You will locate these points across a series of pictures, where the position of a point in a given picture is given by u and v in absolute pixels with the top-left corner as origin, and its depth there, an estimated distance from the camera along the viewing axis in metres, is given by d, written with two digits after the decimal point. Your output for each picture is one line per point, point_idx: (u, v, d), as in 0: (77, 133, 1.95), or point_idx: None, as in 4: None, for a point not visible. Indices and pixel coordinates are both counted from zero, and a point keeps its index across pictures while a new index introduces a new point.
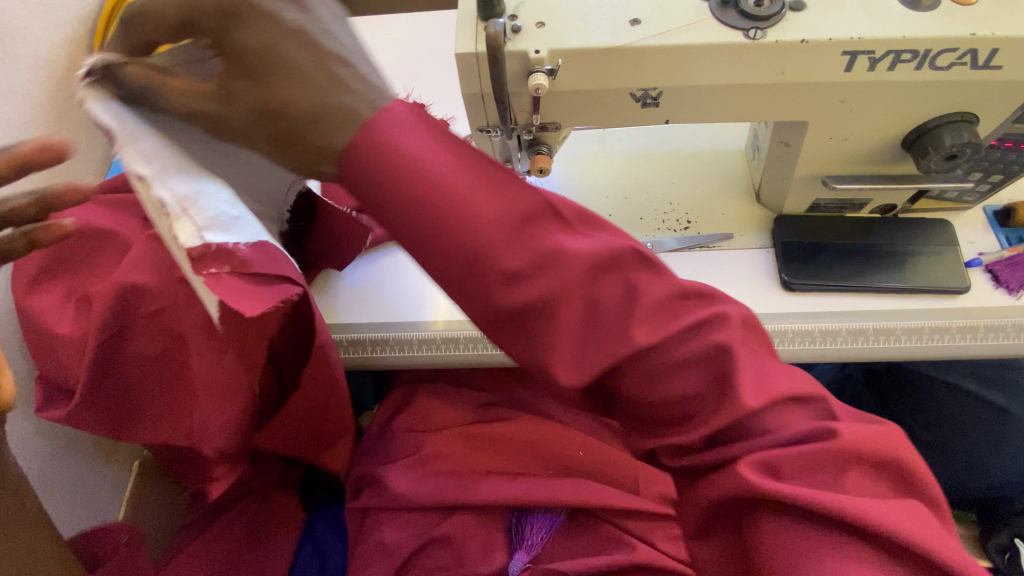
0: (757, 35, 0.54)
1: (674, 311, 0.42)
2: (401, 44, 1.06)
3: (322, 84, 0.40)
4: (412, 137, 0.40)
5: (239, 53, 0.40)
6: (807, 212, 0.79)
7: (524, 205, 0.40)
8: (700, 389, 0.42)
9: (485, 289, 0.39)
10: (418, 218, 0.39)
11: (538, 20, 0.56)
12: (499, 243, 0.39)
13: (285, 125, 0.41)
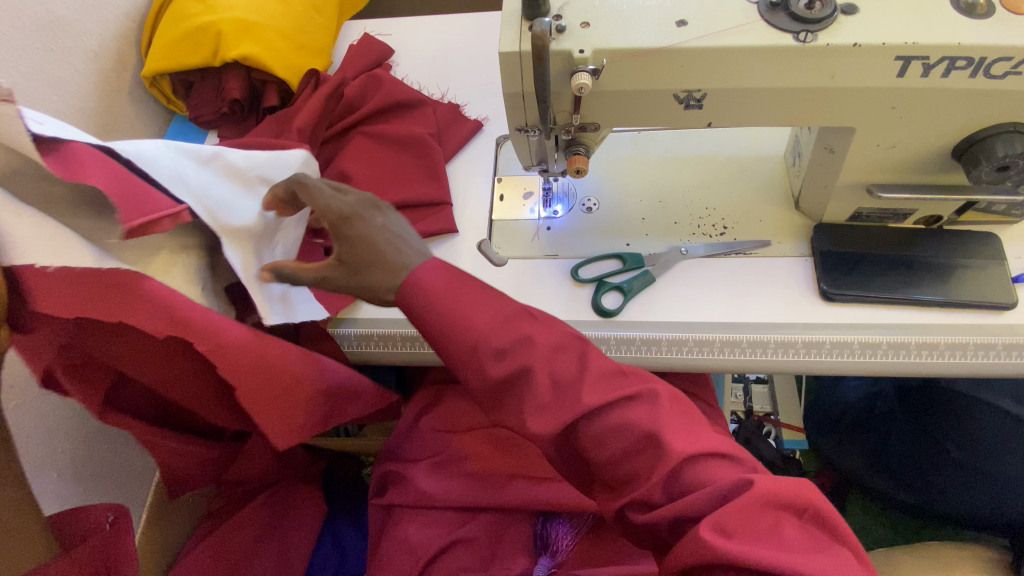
0: (806, 38, 0.53)
1: (612, 384, 0.49)
2: (437, 45, 1.07)
3: (388, 257, 0.52)
4: (426, 270, 0.51)
5: (347, 252, 0.52)
6: (849, 221, 0.77)
7: (506, 311, 0.50)
8: (632, 449, 0.47)
9: (477, 365, 0.49)
10: (422, 316, 0.50)
11: (583, 20, 0.56)
12: (490, 333, 0.49)
13: (368, 290, 0.52)
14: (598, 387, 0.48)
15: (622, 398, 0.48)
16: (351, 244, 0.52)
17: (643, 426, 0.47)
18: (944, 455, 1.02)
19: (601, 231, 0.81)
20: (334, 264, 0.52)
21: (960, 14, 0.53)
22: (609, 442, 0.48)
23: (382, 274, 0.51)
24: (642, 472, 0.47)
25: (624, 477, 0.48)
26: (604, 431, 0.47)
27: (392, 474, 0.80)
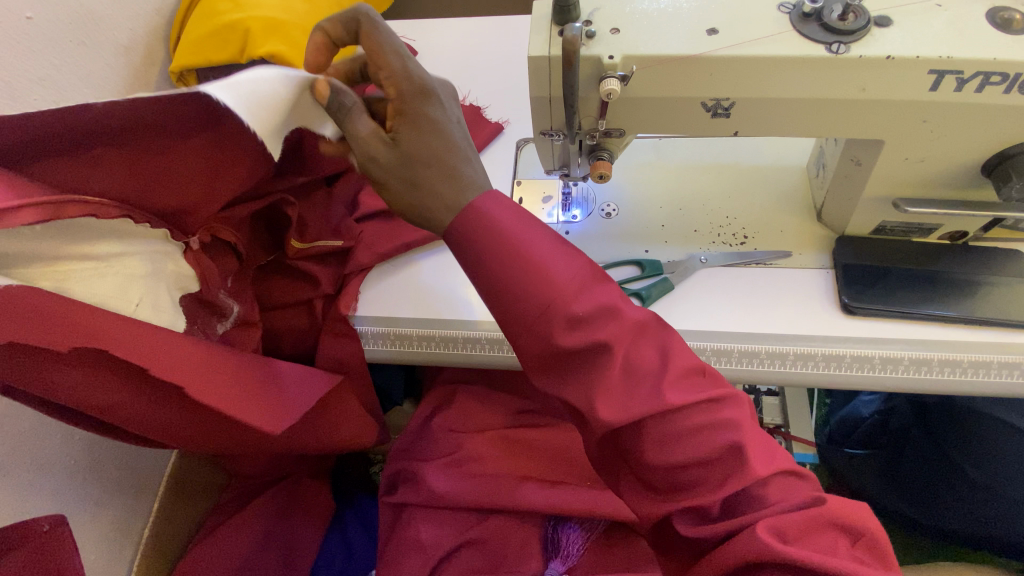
0: (839, 49, 0.53)
1: (690, 384, 0.50)
2: (460, 48, 1.07)
3: (452, 159, 0.53)
4: (501, 209, 0.53)
5: (408, 129, 0.51)
6: (872, 234, 0.76)
7: (595, 281, 0.51)
8: (707, 456, 0.48)
9: (553, 331, 0.50)
10: (513, 273, 0.51)
11: (613, 26, 0.56)
12: (572, 296, 0.50)
13: (414, 168, 0.52)
14: (682, 387, 0.50)
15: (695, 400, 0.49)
16: (415, 146, 0.51)
17: (728, 434, 0.48)
18: (961, 475, 0.99)
19: (621, 236, 0.81)
20: (386, 141, 0.51)
21: (995, 29, 0.53)
22: (679, 446, 0.48)
23: (443, 185, 0.52)
24: (704, 482, 0.49)
25: (681, 483, 0.50)
26: (690, 429, 0.48)
27: (403, 472, 0.80)
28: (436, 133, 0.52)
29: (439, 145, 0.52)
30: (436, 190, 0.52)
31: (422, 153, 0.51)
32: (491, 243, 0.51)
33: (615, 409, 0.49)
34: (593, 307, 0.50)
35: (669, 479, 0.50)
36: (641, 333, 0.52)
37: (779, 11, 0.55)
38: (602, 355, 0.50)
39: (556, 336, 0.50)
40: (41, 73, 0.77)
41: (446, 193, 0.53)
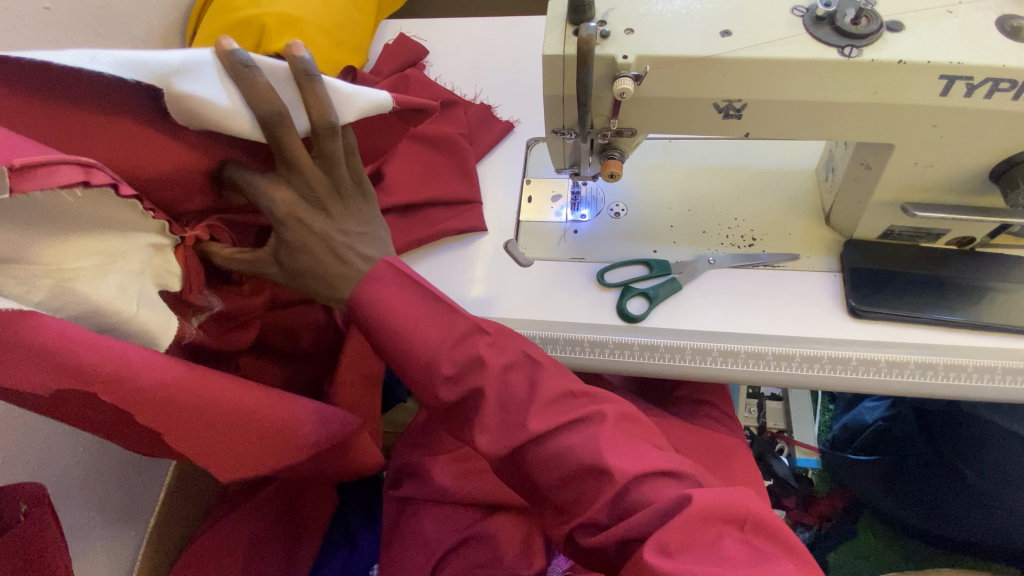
0: (851, 52, 0.53)
1: (559, 406, 0.53)
2: (472, 47, 1.08)
3: (332, 262, 0.57)
4: (386, 290, 0.56)
5: (291, 243, 0.55)
6: (880, 238, 0.77)
7: (457, 328, 0.55)
8: (575, 470, 0.50)
9: (431, 383, 0.54)
10: (389, 332, 0.55)
11: (627, 27, 0.57)
12: (441, 354, 0.54)
13: (309, 276, 0.57)
14: (546, 415, 0.52)
15: (564, 422, 0.52)
16: (292, 254, 0.56)
17: (588, 448, 0.50)
18: (956, 478, 1.00)
19: (629, 236, 0.82)
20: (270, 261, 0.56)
21: (1005, 36, 0.53)
22: (560, 464, 0.51)
23: (339, 284, 0.58)
24: (580, 501, 0.51)
25: (567, 498, 0.52)
26: (551, 452, 0.51)
27: (407, 466, 0.81)
28: (313, 239, 0.56)
29: (321, 247, 0.57)
30: (316, 284, 0.58)
31: (304, 254, 0.56)
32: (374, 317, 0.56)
33: (492, 441, 0.52)
34: (463, 357, 0.54)
35: (558, 496, 0.52)
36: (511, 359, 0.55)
37: (792, 14, 0.56)
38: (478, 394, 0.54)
39: (428, 379, 0.55)
40: None
41: (330, 282, 0.58)
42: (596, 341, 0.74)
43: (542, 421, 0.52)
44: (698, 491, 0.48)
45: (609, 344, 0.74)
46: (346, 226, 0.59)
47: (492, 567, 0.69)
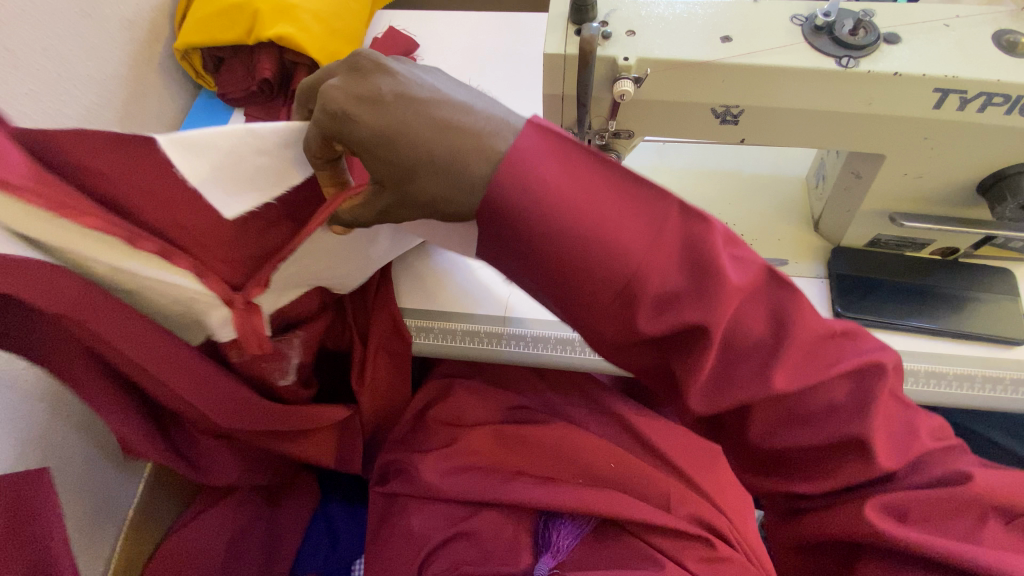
0: (849, 63, 0.54)
1: (827, 353, 0.49)
2: (468, 41, 1.07)
3: (438, 134, 0.45)
4: (547, 164, 0.45)
5: (377, 140, 0.46)
6: (866, 247, 0.78)
7: (661, 215, 0.45)
8: (842, 414, 0.48)
9: (633, 315, 0.46)
10: (569, 244, 0.45)
11: (628, 29, 0.57)
12: (637, 248, 0.44)
13: (409, 173, 0.46)
14: (801, 373, 0.47)
15: (838, 369, 0.48)
16: (381, 157, 0.46)
17: (844, 413, 0.48)
18: None
19: None
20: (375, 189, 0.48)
21: (1000, 51, 0.54)
22: (788, 417, 0.49)
23: (440, 171, 0.45)
24: (814, 469, 0.52)
25: (800, 459, 0.52)
26: (811, 415, 0.49)
27: (395, 462, 0.81)
28: (386, 127, 0.45)
29: (420, 120, 0.45)
30: (418, 183, 0.46)
31: (405, 137, 0.45)
32: (519, 204, 0.44)
33: (699, 398, 0.48)
34: (674, 280, 0.45)
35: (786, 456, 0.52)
36: (701, 265, 0.45)
37: (792, 22, 0.56)
38: (692, 333, 0.46)
39: (619, 315, 0.47)
40: (43, 43, 0.76)
41: (444, 163, 0.45)
42: None
43: (791, 377, 0.47)
44: (979, 473, 0.48)
45: None
46: (434, 91, 0.47)
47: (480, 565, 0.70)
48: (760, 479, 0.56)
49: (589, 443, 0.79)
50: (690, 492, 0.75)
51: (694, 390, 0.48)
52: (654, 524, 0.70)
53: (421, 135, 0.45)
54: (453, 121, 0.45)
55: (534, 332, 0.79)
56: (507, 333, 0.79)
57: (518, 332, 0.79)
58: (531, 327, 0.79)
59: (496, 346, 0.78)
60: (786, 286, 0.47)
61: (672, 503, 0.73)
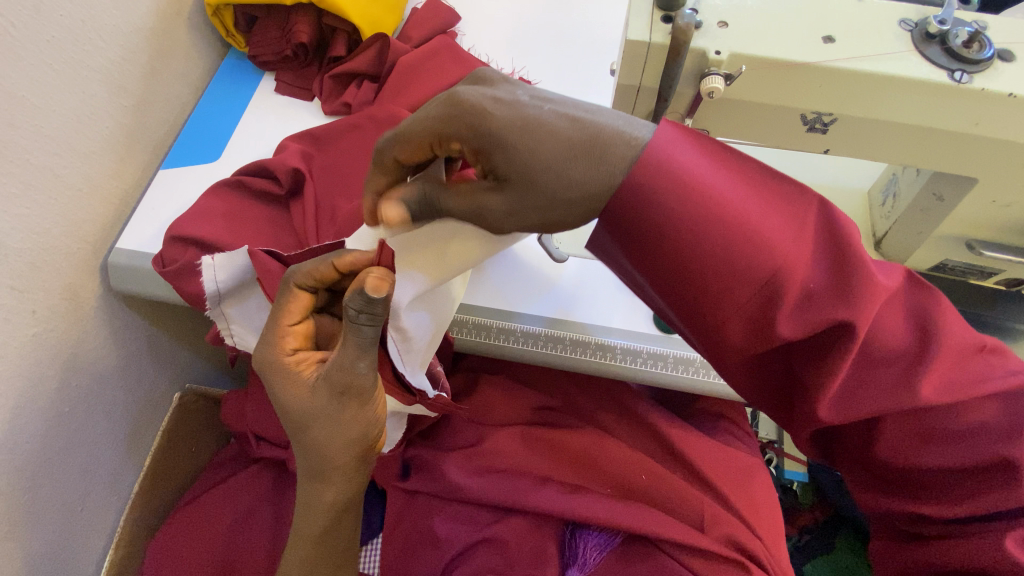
0: (962, 78, 0.49)
1: (971, 368, 0.44)
2: (516, 15, 1.01)
3: (564, 128, 0.44)
4: (687, 155, 0.43)
5: (495, 133, 0.45)
6: (930, 270, 0.74)
7: (804, 213, 0.42)
8: (986, 425, 0.44)
9: (773, 314, 0.41)
10: (710, 235, 0.41)
11: (721, 19, 0.52)
12: (787, 247, 0.40)
13: (528, 168, 0.45)
14: (943, 389, 0.43)
15: (988, 387, 0.43)
16: (502, 150, 0.45)
17: (991, 434, 0.44)
18: None
19: None
20: (490, 189, 0.48)
21: None
22: (920, 437, 0.45)
23: (576, 168, 0.43)
24: (945, 494, 0.46)
25: (924, 481, 0.47)
26: (950, 436, 0.44)
27: (417, 458, 0.77)
28: (521, 128, 0.45)
29: (543, 117, 0.45)
30: (546, 181, 0.44)
31: (529, 127, 0.44)
32: (654, 195, 0.42)
33: (830, 407, 0.44)
34: (818, 275, 0.41)
35: (904, 477, 0.48)
36: (844, 264, 0.41)
37: (900, 26, 0.52)
38: (833, 334, 0.42)
39: (756, 309, 0.42)
40: None
41: (578, 163, 0.43)
42: (629, 349, 0.74)
43: (935, 391, 0.43)
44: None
45: (643, 354, 0.74)
46: (550, 97, 0.47)
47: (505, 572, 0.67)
48: (880, 504, 0.51)
49: (620, 452, 0.75)
50: (725, 512, 0.71)
51: (824, 400, 0.43)
52: (688, 545, 0.67)
53: (560, 131, 0.44)
54: (588, 121, 0.44)
55: (576, 335, 0.75)
56: (549, 336, 0.75)
57: (560, 335, 0.75)
58: (575, 330, 0.75)
59: (538, 349, 0.74)
60: (926, 295, 0.44)
61: (707, 522, 0.69)
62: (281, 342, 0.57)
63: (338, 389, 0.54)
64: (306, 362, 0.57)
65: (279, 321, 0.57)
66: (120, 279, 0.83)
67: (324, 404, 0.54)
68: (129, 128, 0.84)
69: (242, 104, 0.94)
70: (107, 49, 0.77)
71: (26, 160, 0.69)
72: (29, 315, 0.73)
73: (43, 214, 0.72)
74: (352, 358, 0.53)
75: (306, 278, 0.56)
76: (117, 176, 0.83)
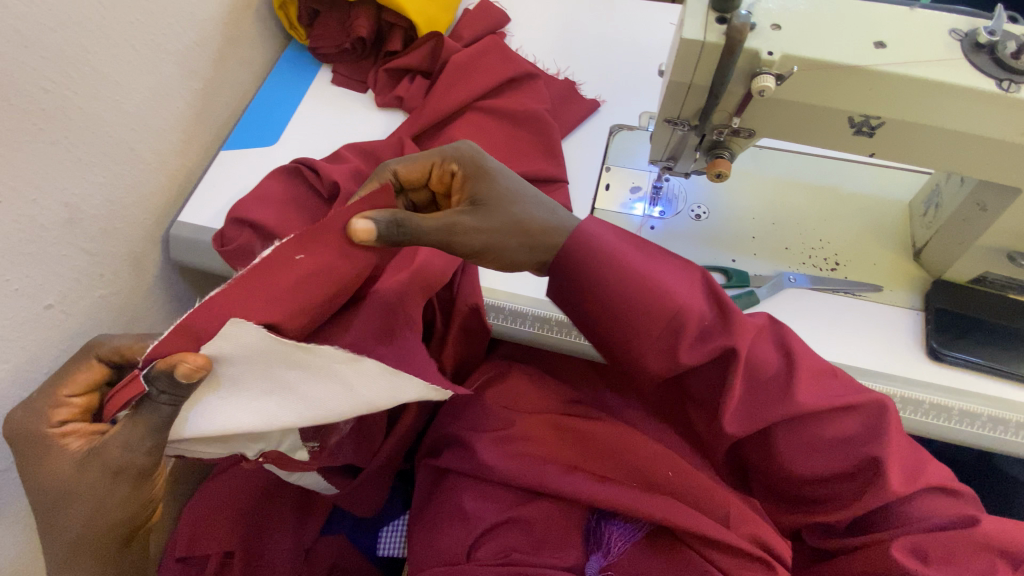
0: (1011, 87, 0.51)
1: (827, 385, 0.56)
2: (563, 17, 1.05)
3: (529, 192, 0.58)
4: (605, 229, 0.56)
5: (488, 182, 0.57)
6: (971, 283, 0.73)
7: (692, 272, 0.56)
8: (854, 433, 0.54)
9: (676, 349, 0.54)
10: (626, 288, 0.54)
11: (774, 23, 0.54)
12: (685, 299, 0.54)
13: (518, 210, 0.56)
14: (820, 396, 0.54)
15: (848, 404, 0.54)
16: (495, 191, 0.56)
17: (858, 440, 0.54)
18: None
19: (707, 240, 0.81)
20: (466, 211, 0.55)
21: None
22: (807, 449, 0.55)
23: (541, 213, 0.57)
24: (834, 501, 0.57)
25: (821, 496, 0.58)
26: (828, 445, 0.55)
27: (447, 438, 0.79)
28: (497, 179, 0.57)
29: (517, 184, 0.58)
30: (507, 220, 0.55)
31: (510, 183, 0.57)
32: (586, 256, 0.55)
33: (733, 421, 0.55)
34: (708, 314, 0.55)
35: (810, 491, 0.58)
36: (721, 304, 0.55)
37: (950, 36, 0.53)
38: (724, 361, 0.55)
39: (667, 341, 0.54)
40: None
41: (552, 216, 0.57)
42: None
43: (812, 397, 0.54)
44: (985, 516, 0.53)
45: None
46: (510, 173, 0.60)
47: (530, 553, 0.68)
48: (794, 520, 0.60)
49: (646, 447, 0.76)
50: (753, 509, 0.70)
51: (730, 416, 0.55)
52: (714, 539, 0.66)
53: (534, 194, 0.58)
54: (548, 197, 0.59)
55: None
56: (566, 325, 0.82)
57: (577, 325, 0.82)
58: None
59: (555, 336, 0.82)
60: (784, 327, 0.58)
61: (733, 520, 0.68)
62: (54, 408, 0.57)
63: (111, 468, 0.52)
64: (76, 432, 0.56)
65: (55, 387, 0.58)
66: (179, 250, 0.88)
67: (90, 483, 0.53)
68: (197, 109, 0.90)
69: (301, 92, 0.99)
70: (181, 34, 0.83)
71: (106, 133, 0.74)
72: (97, 277, 0.78)
73: (116, 185, 0.78)
74: (131, 435, 0.51)
75: (111, 353, 0.61)
76: (183, 153, 0.89)
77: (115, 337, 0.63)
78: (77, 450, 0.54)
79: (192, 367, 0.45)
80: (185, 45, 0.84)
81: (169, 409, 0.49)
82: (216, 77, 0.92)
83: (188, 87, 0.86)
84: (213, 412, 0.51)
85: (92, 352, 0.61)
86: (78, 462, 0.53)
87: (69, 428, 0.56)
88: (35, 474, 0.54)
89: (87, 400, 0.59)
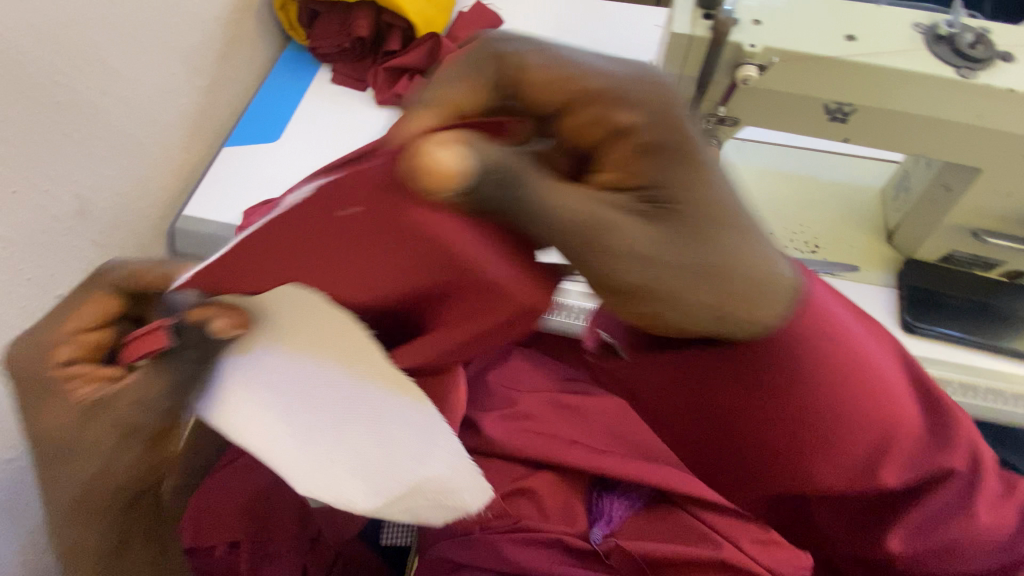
0: (968, 74, 0.56)
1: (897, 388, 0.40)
2: (553, 19, 1.09)
3: (624, 73, 0.32)
4: (653, 166, 0.31)
5: (544, 65, 0.32)
6: (938, 261, 0.79)
7: (750, 224, 0.36)
8: (926, 442, 0.41)
9: (737, 358, 0.37)
10: (677, 269, 0.31)
11: (755, 18, 0.59)
12: (765, 296, 0.35)
13: (596, 113, 0.32)
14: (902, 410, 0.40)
15: (914, 404, 0.41)
16: (564, 79, 0.32)
17: (926, 447, 0.41)
18: None
19: None
20: (613, 203, 0.31)
21: None
22: (847, 454, 0.39)
23: (772, 277, 0.35)
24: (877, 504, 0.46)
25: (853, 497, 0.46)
26: (895, 462, 0.41)
27: None
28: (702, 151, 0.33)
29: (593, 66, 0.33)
30: (738, 247, 0.33)
31: (575, 60, 0.32)
32: (626, 220, 0.30)
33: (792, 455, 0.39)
34: (778, 312, 0.37)
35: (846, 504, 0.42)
36: (799, 292, 0.37)
37: (913, 29, 0.59)
38: (797, 389, 0.37)
39: (773, 347, 0.36)
40: None
41: (673, 135, 0.32)
42: None
43: (893, 415, 0.39)
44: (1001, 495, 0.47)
45: None
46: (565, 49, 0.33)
47: (539, 521, 0.72)
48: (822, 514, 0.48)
49: (642, 424, 0.80)
50: None
51: (829, 469, 0.39)
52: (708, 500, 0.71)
53: (626, 74, 0.32)
54: (656, 78, 0.32)
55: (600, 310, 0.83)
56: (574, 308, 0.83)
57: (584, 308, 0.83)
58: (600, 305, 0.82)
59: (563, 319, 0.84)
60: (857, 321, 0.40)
61: None
62: (61, 346, 0.49)
63: (117, 427, 0.49)
64: (89, 379, 0.50)
65: (65, 323, 0.50)
66: (183, 243, 0.90)
67: (96, 440, 0.50)
68: (201, 106, 0.92)
69: (302, 90, 1.02)
70: (186, 33, 0.85)
71: (115, 126, 0.76)
72: None
73: (124, 178, 0.79)
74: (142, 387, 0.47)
75: (126, 276, 0.52)
76: (187, 148, 0.91)
77: (128, 262, 0.53)
78: (92, 395, 0.49)
79: (226, 323, 0.41)
80: (189, 43, 0.86)
81: (188, 369, 0.46)
82: (219, 75, 0.94)
83: (192, 84, 0.89)
84: (230, 412, 0.43)
85: (107, 278, 0.52)
86: (88, 407, 0.49)
87: (80, 374, 0.49)
88: (37, 412, 0.49)
89: (100, 339, 0.51)
